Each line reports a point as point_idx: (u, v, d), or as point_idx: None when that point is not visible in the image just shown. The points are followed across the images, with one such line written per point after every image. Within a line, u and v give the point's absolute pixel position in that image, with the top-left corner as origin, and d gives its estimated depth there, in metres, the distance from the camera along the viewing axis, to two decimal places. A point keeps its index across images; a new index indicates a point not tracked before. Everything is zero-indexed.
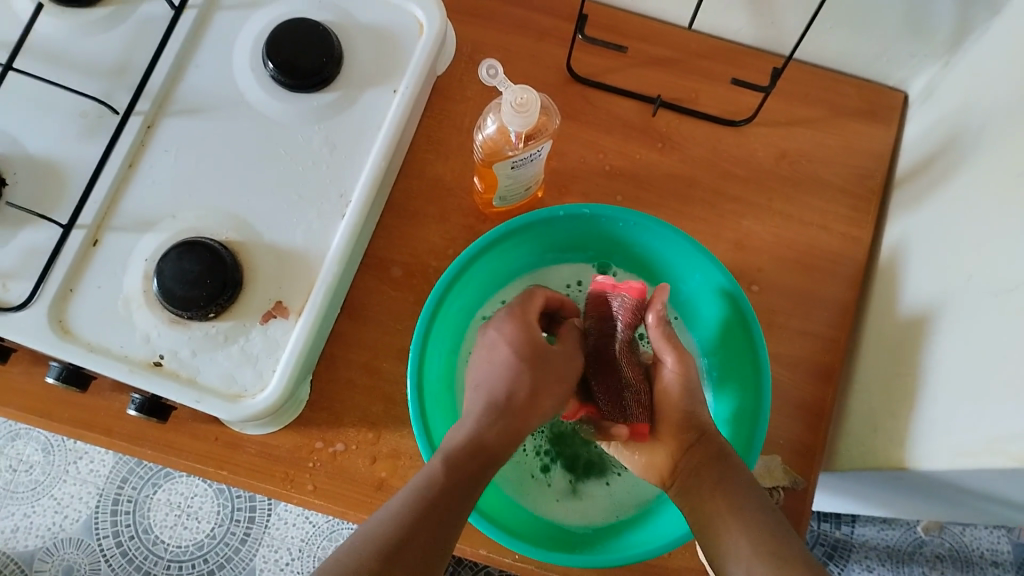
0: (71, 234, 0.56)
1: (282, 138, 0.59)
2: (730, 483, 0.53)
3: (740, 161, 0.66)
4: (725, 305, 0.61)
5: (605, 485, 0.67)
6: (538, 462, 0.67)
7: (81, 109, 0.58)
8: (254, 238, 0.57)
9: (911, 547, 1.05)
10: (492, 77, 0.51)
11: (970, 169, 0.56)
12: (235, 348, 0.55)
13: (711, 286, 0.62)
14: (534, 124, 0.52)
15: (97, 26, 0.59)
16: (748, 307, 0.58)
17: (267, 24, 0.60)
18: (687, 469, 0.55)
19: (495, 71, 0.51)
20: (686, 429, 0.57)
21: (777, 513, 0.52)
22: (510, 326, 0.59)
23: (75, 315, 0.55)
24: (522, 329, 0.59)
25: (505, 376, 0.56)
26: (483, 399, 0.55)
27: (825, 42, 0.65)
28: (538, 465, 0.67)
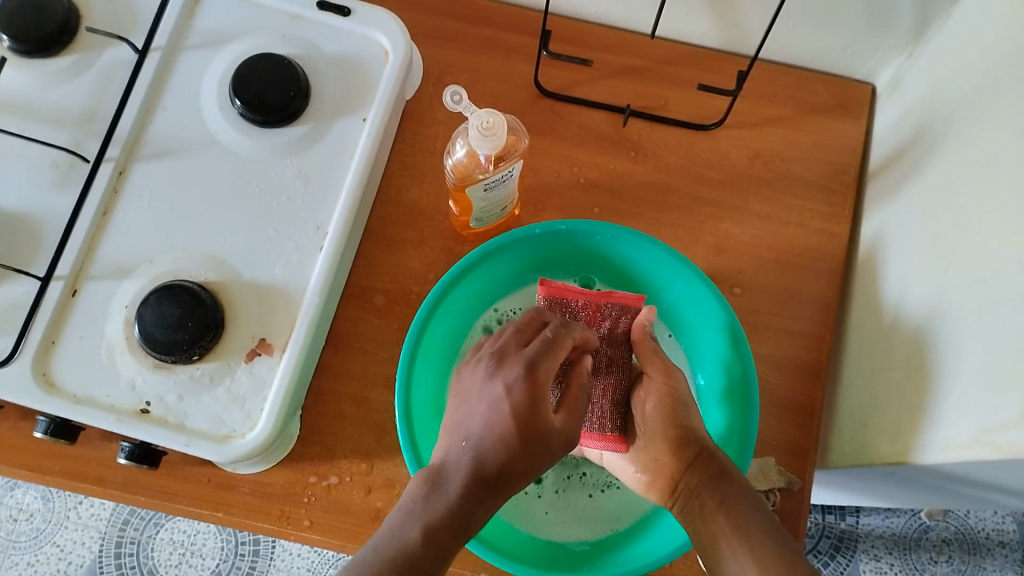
0: (49, 286, 0.55)
1: (253, 174, 0.59)
2: (736, 504, 0.52)
3: (713, 165, 0.66)
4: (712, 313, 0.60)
5: (587, 496, 0.67)
6: None
7: (51, 159, 0.58)
8: (234, 277, 0.57)
9: (917, 533, 1.05)
10: (458, 102, 0.51)
11: (941, 159, 0.56)
12: (222, 390, 0.55)
13: (695, 294, 0.61)
14: (503, 146, 0.52)
15: (61, 75, 0.59)
16: (732, 316, 0.59)
17: (232, 62, 0.60)
18: (690, 490, 0.54)
19: (459, 97, 0.51)
20: (683, 448, 0.55)
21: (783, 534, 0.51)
22: (521, 389, 0.48)
23: (59, 367, 0.55)
24: (533, 395, 0.48)
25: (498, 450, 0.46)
26: (469, 461, 0.47)
27: (790, 41, 0.66)
28: None
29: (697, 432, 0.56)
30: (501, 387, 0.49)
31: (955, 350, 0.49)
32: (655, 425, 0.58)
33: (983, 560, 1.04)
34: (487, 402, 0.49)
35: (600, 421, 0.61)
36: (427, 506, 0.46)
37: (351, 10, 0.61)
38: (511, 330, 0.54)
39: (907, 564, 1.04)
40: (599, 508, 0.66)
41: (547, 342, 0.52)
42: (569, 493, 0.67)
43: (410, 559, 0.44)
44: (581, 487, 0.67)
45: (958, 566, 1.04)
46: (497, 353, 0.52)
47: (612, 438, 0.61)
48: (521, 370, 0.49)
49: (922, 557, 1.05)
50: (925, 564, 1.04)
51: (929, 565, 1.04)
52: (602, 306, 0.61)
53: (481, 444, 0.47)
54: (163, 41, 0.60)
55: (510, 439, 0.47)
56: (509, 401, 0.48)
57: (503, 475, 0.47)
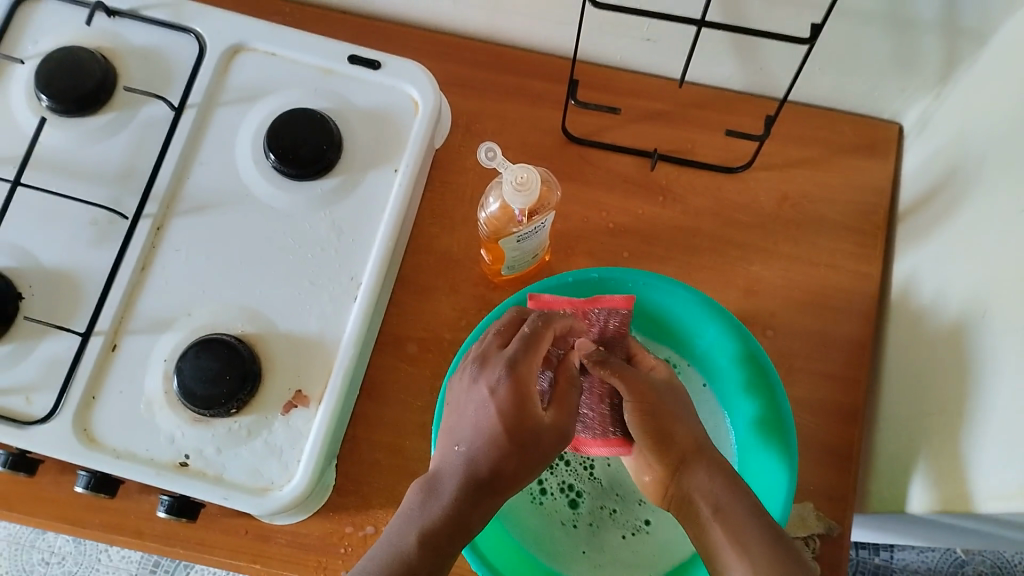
0: (90, 341, 0.56)
1: (288, 226, 0.60)
2: (731, 511, 0.49)
3: (742, 208, 0.67)
4: (717, 326, 0.61)
5: (620, 537, 0.66)
6: (566, 498, 0.67)
7: (91, 217, 0.59)
8: (270, 330, 0.58)
9: (952, 568, 0.98)
10: (491, 159, 0.52)
11: (974, 201, 0.56)
12: (259, 442, 0.55)
13: (682, 299, 0.62)
14: (536, 200, 0.53)
15: (100, 133, 0.61)
16: (752, 339, 0.60)
17: (266, 116, 0.62)
18: (682, 493, 0.53)
19: (493, 154, 0.52)
20: (668, 446, 0.54)
21: (788, 542, 0.48)
22: (505, 390, 0.47)
23: (99, 422, 0.56)
24: (520, 397, 0.47)
25: (488, 452, 0.46)
26: (460, 468, 0.46)
27: (816, 83, 0.66)
28: (566, 502, 0.67)
29: (676, 432, 0.54)
30: (488, 388, 0.48)
31: (993, 396, 0.49)
32: (636, 429, 0.55)
33: None
34: (475, 407, 0.48)
35: (603, 429, 0.59)
36: (424, 510, 0.45)
37: (380, 64, 0.62)
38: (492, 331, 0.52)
39: None
40: (627, 550, 0.66)
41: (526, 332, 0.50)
42: (602, 530, 0.66)
43: (408, 565, 0.43)
44: (612, 526, 0.67)
45: None
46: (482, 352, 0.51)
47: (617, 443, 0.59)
48: (505, 370, 0.48)
49: None
50: None
51: None
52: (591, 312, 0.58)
53: (474, 450, 0.46)
54: (198, 98, 0.61)
55: (499, 440, 0.46)
56: (495, 406, 0.47)
57: (497, 477, 0.46)
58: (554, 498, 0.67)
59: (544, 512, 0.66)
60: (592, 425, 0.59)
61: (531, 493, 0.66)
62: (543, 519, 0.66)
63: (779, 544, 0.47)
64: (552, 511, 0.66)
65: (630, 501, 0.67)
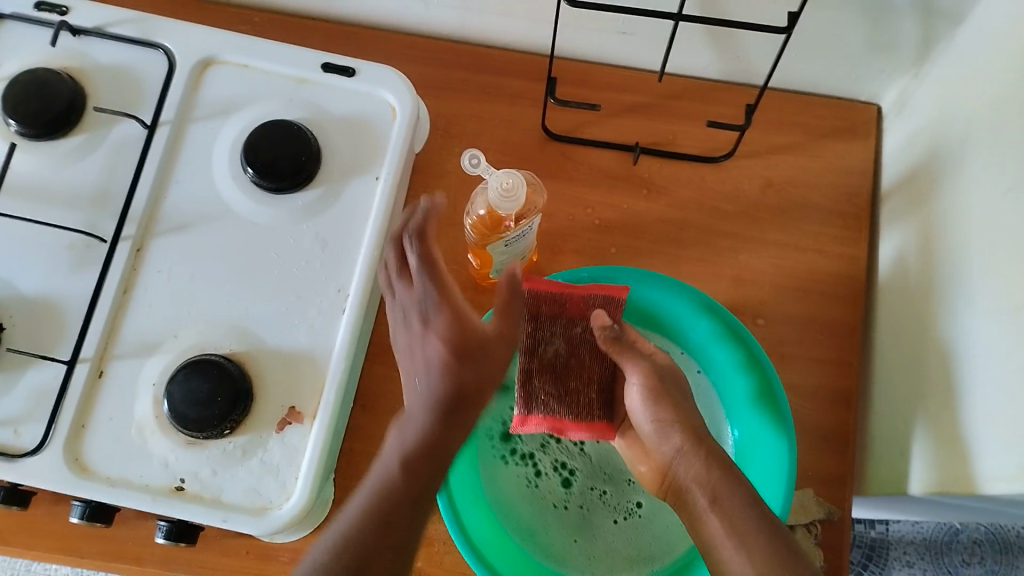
0: (76, 369, 0.56)
1: (271, 241, 0.59)
2: (728, 501, 0.48)
3: (726, 197, 0.67)
4: (711, 324, 0.61)
5: (613, 522, 0.65)
6: (558, 478, 0.66)
7: (68, 242, 0.58)
8: (259, 347, 0.57)
9: (948, 537, 0.98)
10: (475, 165, 0.52)
11: (956, 182, 0.56)
12: (255, 462, 0.55)
13: (668, 296, 0.62)
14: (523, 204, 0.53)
15: (72, 156, 0.60)
16: (732, 319, 0.61)
17: (242, 129, 0.61)
18: (681, 484, 0.52)
19: (477, 160, 0.52)
20: (668, 437, 0.54)
21: (789, 538, 0.47)
22: (439, 320, 0.55)
23: (90, 451, 0.55)
24: (453, 321, 0.55)
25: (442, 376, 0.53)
26: (423, 399, 0.52)
27: (793, 69, 0.66)
28: (558, 481, 0.66)
29: (678, 420, 0.54)
30: (420, 320, 0.55)
31: (987, 379, 0.49)
32: (640, 416, 0.55)
33: (1016, 559, 0.97)
34: (416, 344, 0.54)
35: (586, 411, 0.59)
36: (403, 441, 0.50)
37: (355, 71, 0.62)
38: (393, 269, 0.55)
39: (941, 570, 0.98)
40: (619, 535, 0.65)
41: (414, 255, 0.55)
42: (593, 513, 0.65)
43: (397, 488, 0.48)
44: (603, 509, 0.66)
45: (991, 567, 0.98)
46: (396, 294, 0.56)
47: (601, 426, 0.60)
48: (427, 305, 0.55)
49: (954, 560, 0.98)
50: (959, 567, 0.98)
51: (962, 568, 0.98)
52: (585, 296, 0.58)
53: (429, 382, 0.53)
54: (170, 114, 0.60)
55: (450, 360, 0.53)
56: (437, 339, 0.54)
57: (462, 396, 0.53)
58: (548, 478, 0.66)
59: (537, 494, 0.65)
60: (576, 407, 0.59)
61: (526, 476, 0.65)
62: (537, 501, 0.65)
63: (777, 538, 0.47)
64: (545, 492, 0.65)
65: (620, 483, 0.67)
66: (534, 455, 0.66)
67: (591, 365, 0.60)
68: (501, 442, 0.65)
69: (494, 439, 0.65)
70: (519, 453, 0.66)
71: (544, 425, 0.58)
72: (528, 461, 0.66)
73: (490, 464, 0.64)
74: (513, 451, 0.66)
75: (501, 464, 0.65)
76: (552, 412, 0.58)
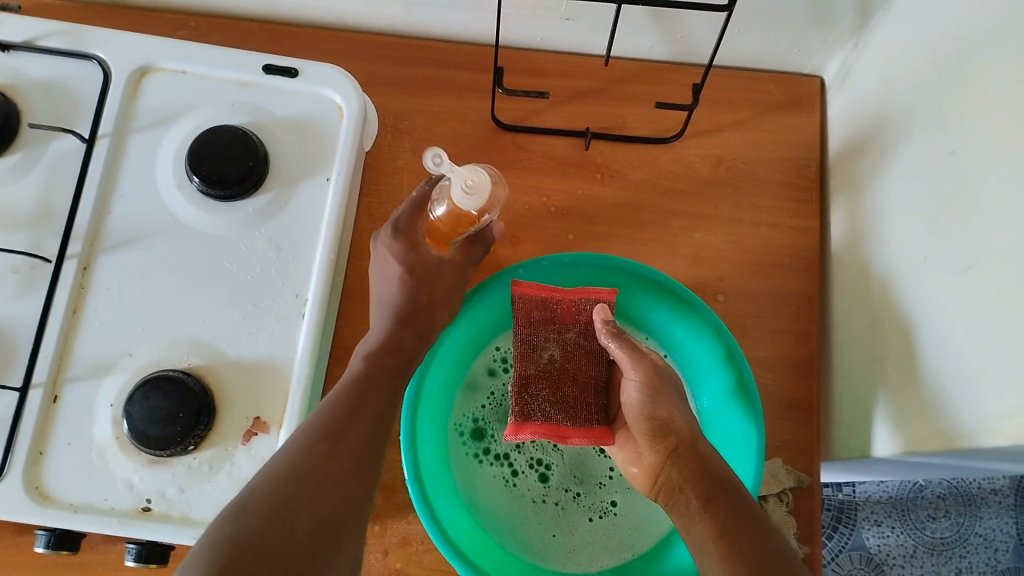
0: (30, 394, 0.54)
1: (223, 250, 0.58)
2: (719, 501, 0.48)
3: (678, 176, 0.67)
4: (679, 311, 0.62)
5: (588, 520, 0.64)
6: (535, 475, 0.65)
7: (12, 264, 0.56)
8: (218, 359, 0.56)
9: (912, 494, 1.01)
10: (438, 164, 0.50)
11: (900, 147, 0.57)
12: (223, 476, 0.54)
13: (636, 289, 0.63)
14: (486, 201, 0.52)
15: (10, 175, 0.58)
16: (710, 312, 0.60)
17: (186, 138, 0.59)
18: (672, 482, 0.52)
19: (440, 160, 0.49)
20: (663, 435, 0.54)
21: (776, 534, 0.47)
22: (398, 245, 0.59)
23: (51, 477, 0.53)
24: (410, 248, 0.59)
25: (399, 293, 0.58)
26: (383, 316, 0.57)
27: (736, 46, 0.67)
28: (536, 479, 0.65)
29: (670, 420, 0.53)
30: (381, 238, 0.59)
31: (941, 337, 0.50)
32: (636, 415, 0.56)
33: (979, 509, 1.00)
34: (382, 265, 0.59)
35: (585, 418, 0.61)
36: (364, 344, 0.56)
37: (298, 71, 0.60)
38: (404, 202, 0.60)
39: (908, 526, 1.01)
40: (595, 534, 0.64)
41: (425, 191, 0.59)
42: (568, 512, 0.65)
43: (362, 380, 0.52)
44: (577, 509, 0.65)
45: (956, 520, 1.00)
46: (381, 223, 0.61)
47: (598, 431, 0.61)
48: (393, 231, 0.59)
49: (920, 515, 1.01)
50: (925, 522, 1.00)
51: (928, 523, 1.00)
52: (577, 302, 0.61)
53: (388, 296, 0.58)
54: (110, 126, 0.59)
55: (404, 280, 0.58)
56: (395, 260, 0.58)
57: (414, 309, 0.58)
58: (525, 476, 0.65)
59: (516, 492, 0.65)
60: (577, 414, 0.61)
61: (502, 475, 0.65)
62: (515, 500, 0.64)
63: (764, 533, 0.46)
64: (524, 489, 0.65)
65: (591, 485, 0.66)
66: (508, 455, 0.65)
67: (585, 372, 0.63)
68: (474, 442, 0.65)
69: (466, 438, 0.65)
70: (492, 453, 0.65)
71: (540, 432, 0.59)
72: (503, 462, 0.65)
73: (463, 462, 0.64)
74: (487, 451, 0.65)
75: (474, 463, 0.65)
76: (548, 419, 0.60)
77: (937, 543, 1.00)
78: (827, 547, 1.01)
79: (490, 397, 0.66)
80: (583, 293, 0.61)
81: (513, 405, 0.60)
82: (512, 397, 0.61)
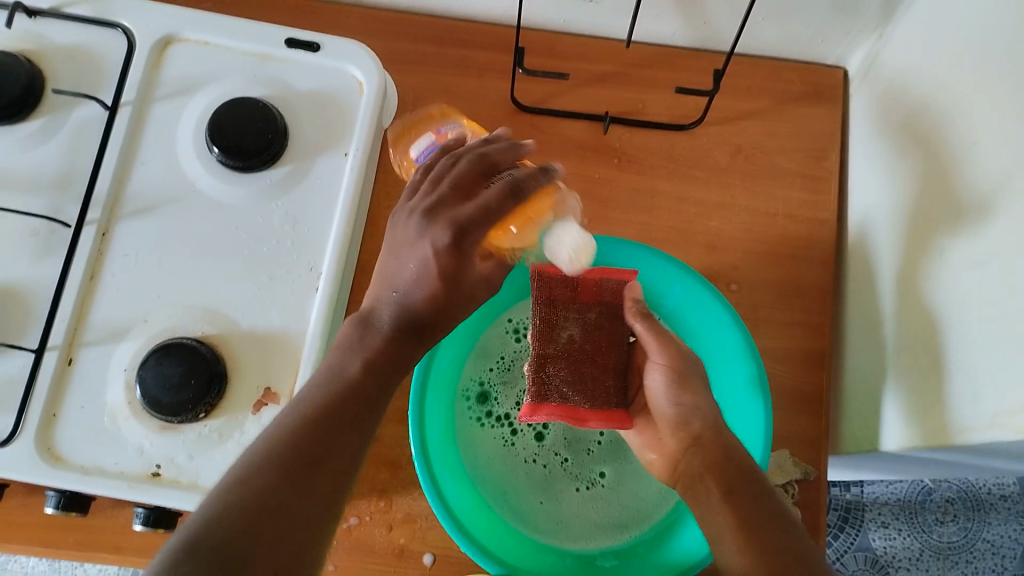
0: (45, 356, 0.54)
1: (240, 221, 0.58)
2: (740, 491, 0.48)
3: (696, 163, 0.67)
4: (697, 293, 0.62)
5: (576, 490, 0.65)
6: (532, 432, 0.66)
7: (31, 228, 0.57)
8: (232, 329, 0.56)
9: (920, 496, 1.00)
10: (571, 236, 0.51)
11: (921, 138, 0.56)
12: (232, 444, 0.54)
13: (664, 270, 0.63)
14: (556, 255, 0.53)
15: (33, 140, 0.58)
16: (720, 295, 0.60)
17: (206, 108, 0.59)
18: (692, 470, 0.51)
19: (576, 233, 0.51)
20: (687, 424, 0.53)
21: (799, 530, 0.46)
22: (447, 253, 0.47)
23: (63, 439, 0.54)
24: (459, 254, 0.47)
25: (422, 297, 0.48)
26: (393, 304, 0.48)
27: (759, 35, 0.66)
28: (532, 435, 0.66)
29: (694, 407, 0.53)
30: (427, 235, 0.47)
31: (954, 331, 0.50)
32: (660, 402, 0.55)
33: (987, 515, 1.00)
34: (416, 260, 0.47)
35: (604, 400, 0.60)
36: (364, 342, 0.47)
37: (319, 45, 0.61)
38: (445, 179, 0.48)
39: (915, 529, 1.00)
40: (582, 504, 0.64)
41: (510, 199, 0.47)
42: (556, 480, 0.65)
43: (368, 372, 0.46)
44: (564, 478, 0.65)
45: (964, 524, 1.00)
46: (429, 199, 0.48)
47: (618, 415, 0.60)
48: (450, 234, 0.46)
49: (928, 519, 1.00)
50: (932, 526, 1.00)
51: (936, 527, 1.00)
52: (598, 282, 0.61)
53: (409, 292, 0.48)
54: (132, 94, 0.59)
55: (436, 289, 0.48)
56: (434, 263, 0.47)
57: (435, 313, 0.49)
58: (523, 434, 0.66)
59: (512, 451, 0.66)
60: (595, 395, 0.60)
61: (502, 436, 0.66)
62: (509, 458, 0.65)
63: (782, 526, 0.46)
64: (520, 449, 0.66)
65: (580, 451, 0.66)
66: (510, 415, 0.66)
67: (607, 354, 0.62)
68: (479, 405, 0.66)
69: (471, 402, 0.66)
70: (495, 415, 0.66)
71: (556, 412, 0.58)
72: (504, 422, 0.66)
73: (466, 424, 0.65)
74: (490, 413, 0.66)
75: (477, 425, 0.66)
76: (563, 400, 0.59)
77: (944, 547, 0.99)
78: (833, 547, 1.00)
79: (499, 361, 0.68)
80: (603, 271, 0.61)
81: (529, 385, 0.59)
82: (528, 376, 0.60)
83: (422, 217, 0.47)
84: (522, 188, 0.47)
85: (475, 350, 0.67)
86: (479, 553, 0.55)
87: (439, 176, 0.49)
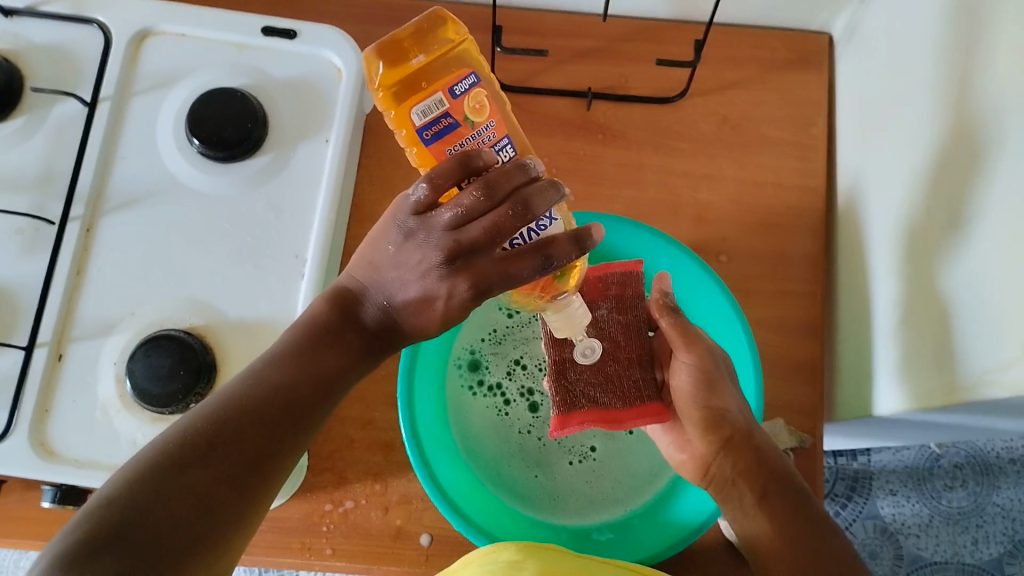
0: (35, 353, 0.55)
1: (224, 212, 0.58)
2: (776, 499, 0.51)
3: (682, 135, 0.66)
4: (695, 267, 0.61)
5: (569, 462, 0.64)
6: (525, 403, 0.66)
7: (16, 227, 0.57)
8: (219, 318, 0.56)
9: (928, 463, 1.00)
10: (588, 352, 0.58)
11: (905, 99, 0.56)
12: None
13: (662, 247, 0.62)
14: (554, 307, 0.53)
15: (13, 139, 0.58)
16: (707, 267, 0.61)
17: (185, 100, 0.59)
18: (723, 475, 0.52)
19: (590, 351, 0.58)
20: (718, 426, 0.53)
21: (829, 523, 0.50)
22: (462, 296, 0.43)
23: (56, 434, 0.54)
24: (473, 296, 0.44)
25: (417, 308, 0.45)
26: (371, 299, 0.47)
27: (739, 2, 0.66)
28: (526, 407, 0.66)
29: (723, 410, 0.53)
30: (444, 272, 0.43)
31: (943, 291, 0.50)
32: (686, 402, 0.54)
33: (997, 479, 0.99)
34: (419, 265, 0.44)
35: (635, 397, 0.58)
36: (336, 329, 0.47)
37: (296, 32, 0.61)
38: (477, 232, 0.41)
39: (924, 495, 0.99)
40: (575, 477, 0.64)
41: (544, 271, 0.42)
42: (549, 452, 0.64)
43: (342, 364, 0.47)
44: (558, 450, 0.65)
45: (973, 490, 0.99)
46: (452, 243, 0.42)
47: (654, 408, 0.58)
48: (471, 289, 0.43)
49: (937, 485, 0.99)
50: (941, 492, 0.99)
51: (945, 493, 0.99)
52: (602, 278, 0.60)
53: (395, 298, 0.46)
54: (110, 89, 0.59)
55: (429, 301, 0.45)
56: (443, 300, 0.44)
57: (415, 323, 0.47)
58: (516, 405, 0.66)
59: (506, 422, 0.65)
60: (624, 394, 0.58)
61: (495, 405, 0.65)
62: (503, 429, 0.65)
63: (816, 525, 0.50)
64: (514, 419, 0.65)
65: None
66: (501, 385, 0.66)
67: (629, 349, 0.60)
68: (469, 374, 0.66)
69: (463, 370, 0.66)
70: (486, 384, 0.66)
71: (588, 419, 0.57)
72: (496, 392, 0.66)
73: (456, 393, 0.65)
74: (481, 382, 0.66)
75: (468, 395, 0.65)
76: (594, 405, 0.58)
77: (954, 513, 0.99)
78: (841, 517, 1.00)
79: (491, 333, 0.67)
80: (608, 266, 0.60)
81: (554, 397, 0.58)
82: (551, 391, 0.59)
83: (442, 260, 0.42)
84: (553, 263, 0.42)
85: (468, 319, 0.66)
86: (472, 530, 0.55)
87: (468, 215, 0.42)
